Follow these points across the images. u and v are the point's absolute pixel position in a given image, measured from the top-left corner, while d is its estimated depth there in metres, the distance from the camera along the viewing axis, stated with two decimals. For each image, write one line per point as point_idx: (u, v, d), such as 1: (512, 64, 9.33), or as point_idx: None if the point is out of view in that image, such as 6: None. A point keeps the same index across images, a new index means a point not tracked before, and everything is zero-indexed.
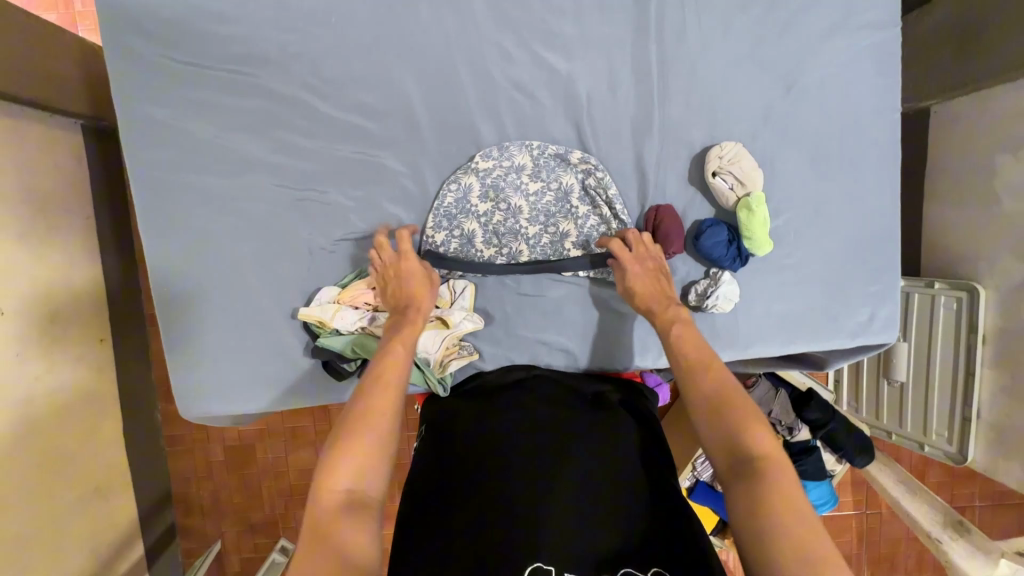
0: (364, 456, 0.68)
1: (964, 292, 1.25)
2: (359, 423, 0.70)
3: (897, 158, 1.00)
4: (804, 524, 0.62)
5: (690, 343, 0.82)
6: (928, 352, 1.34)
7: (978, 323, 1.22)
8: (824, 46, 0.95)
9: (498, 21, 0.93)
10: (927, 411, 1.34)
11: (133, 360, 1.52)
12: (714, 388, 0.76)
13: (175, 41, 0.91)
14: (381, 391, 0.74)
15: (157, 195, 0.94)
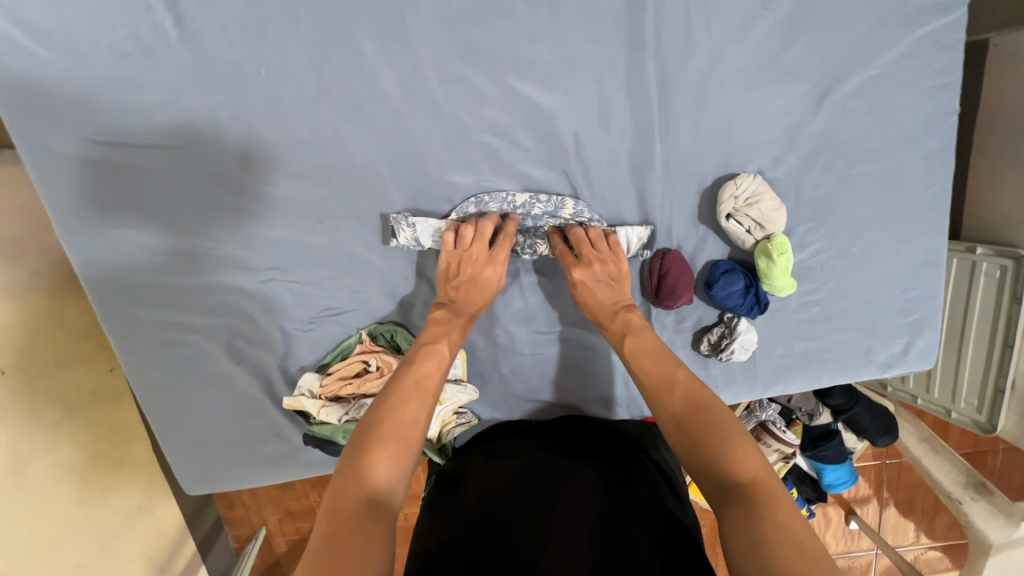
0: (407, 444, 0.65)
1: (1009, 259, 1.11)
2: (400, 413, 0.67)
3: (945, 168, 0.85)
4: (802, 541, 0.52)
5: (652, 359, 0.75)
6: (964, 322, 1.22)
7: (1022, 292, 1.09)
8: (863, 44, 0.78)
9: (462, 51, 0.76)
10: (958, 378, 1.25)
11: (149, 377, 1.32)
12: (680, 406, 0.68)
13: (87, 121, 0.77)
14: (422, 386, 0.71)
15: (107, 292, 0.85)
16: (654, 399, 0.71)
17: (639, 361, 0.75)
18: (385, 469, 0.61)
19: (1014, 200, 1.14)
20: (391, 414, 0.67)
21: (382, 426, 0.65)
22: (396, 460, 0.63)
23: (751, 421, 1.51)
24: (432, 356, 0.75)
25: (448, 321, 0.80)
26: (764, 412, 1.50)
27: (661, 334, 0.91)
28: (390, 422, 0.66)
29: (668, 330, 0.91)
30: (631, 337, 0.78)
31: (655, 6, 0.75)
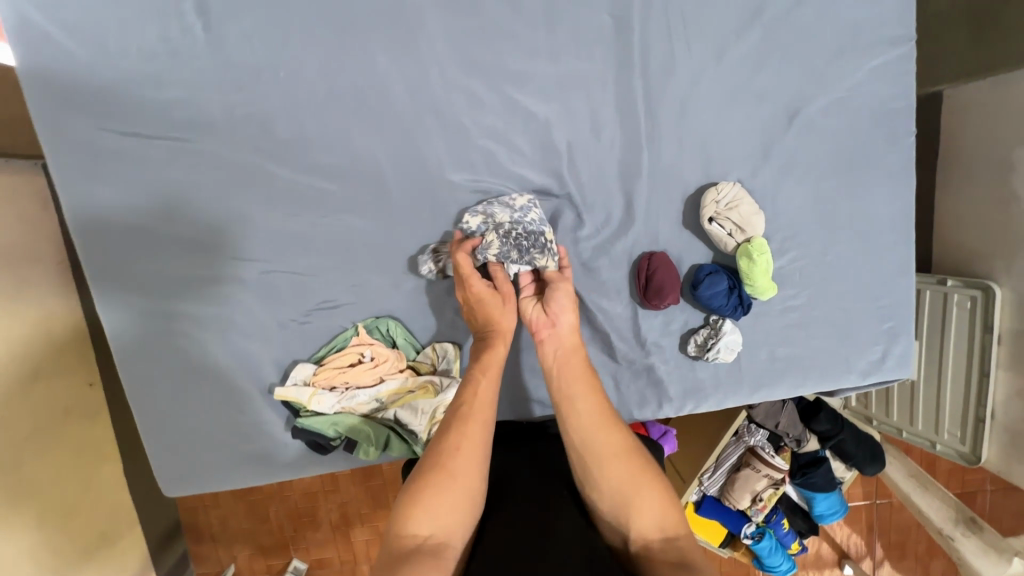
0: (455, 475, 0.67)
1: (979, 290, 1.19)
2: (449, 445, 0.68)
3: (909, 186, 0.92)
4: None
5: (584, 389, 0.76)
6: (942, 352, 1.28)
7: (993, 322, 1.16)
8: (829, 71, 0.86)
9: (466, 63, 0.83)
10: (940, 410, 1.29)
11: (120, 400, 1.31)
12: (603, 447, 0.72)
13: (110, 112, 0.82)
14: (467, 412, 0.72)
15: (107, 277, 0.87)
16: (578, 434, 0.73)
17: (567, 392, 0.76)
18: (438, 505, 0.64)
19: (984, 233, 1.23)
20: (439, 448, 0.69)
21: (428, 463, 0.67)
22: (447, 493, 0.65)
23: (741, 447, 1.53)
24: (476, 379, 0.75)
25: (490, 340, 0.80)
26: (753, 437, 1.53)
27: (649, 336, 0.94)
28: (441, 455, 0.68)
29: (656, 332, 0.94)
30: (562, 363, 0.79)
31: (641, 32, 0.83)
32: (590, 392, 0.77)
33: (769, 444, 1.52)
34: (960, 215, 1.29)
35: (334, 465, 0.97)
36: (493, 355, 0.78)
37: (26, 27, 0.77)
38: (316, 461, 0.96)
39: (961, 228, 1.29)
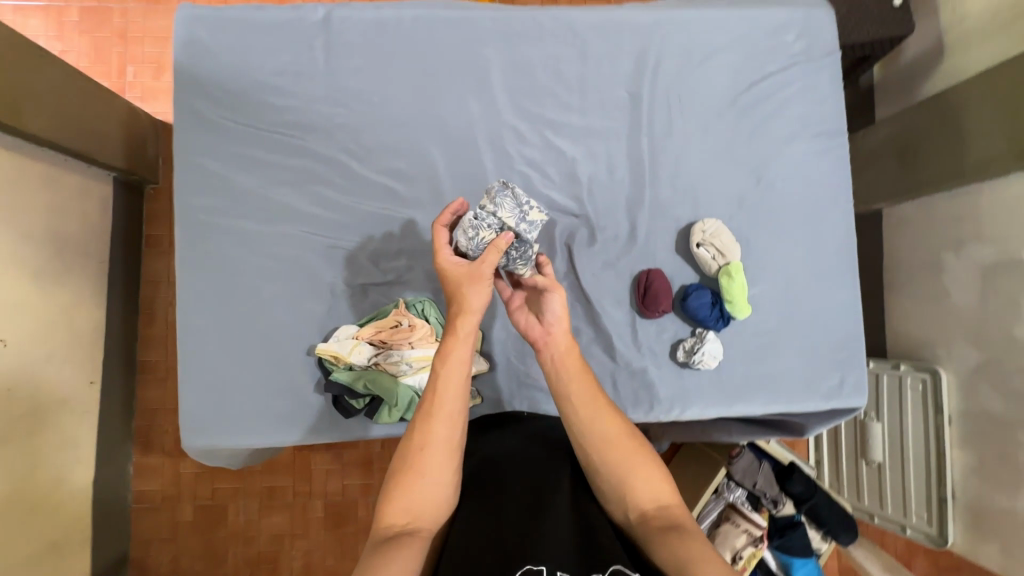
0: (425, 470, 0.76)
1: (927, 374, 1.40)
2: (413, 449, 0.77)
3: (853, 244, 1.15)
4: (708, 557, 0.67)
5: (585, 386, 0.80)
6: (903, 431, 1.45)
7: (943, 404, 1.36)
8: (787, 148, 1.15)
9: (516, 109, 1.11)
10: (907, 492, 1.44)
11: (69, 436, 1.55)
12: (599, 443, 0.78)
13: (236, 107, 1.06)
14: (433, 413, 0.78)
15: (195, 232, 1.04)
16: (580, 429, 0.79)
17: (570, 392, 0.80)
18: (416, 494, 0.75)
19: (940, 324, 1.44)
20: (410, 447, 0.77)
21: (403, 458, 0.77)
22: (420, 485, 0.76)
23: (720, 503, 1.58)
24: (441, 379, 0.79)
25: (450, 335, 0.80)
26: (732, 494, 1.59)
27: (644, 340, 1.10)
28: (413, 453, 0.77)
29: (650, 337, 1.11)
30: (564, 366, 0.81)
31: (648, 105, 1.13)
32: (588, 391, 0.80)
33: (748, 503, 1.58)
34: (911, 310, 1.54)
35: (350, 431, 1.05)
36: (457, 352, 0.79)
37: (195, 45, 1.04)
38: (336, 425, 1.04)
39: (918, 320, 1.51)
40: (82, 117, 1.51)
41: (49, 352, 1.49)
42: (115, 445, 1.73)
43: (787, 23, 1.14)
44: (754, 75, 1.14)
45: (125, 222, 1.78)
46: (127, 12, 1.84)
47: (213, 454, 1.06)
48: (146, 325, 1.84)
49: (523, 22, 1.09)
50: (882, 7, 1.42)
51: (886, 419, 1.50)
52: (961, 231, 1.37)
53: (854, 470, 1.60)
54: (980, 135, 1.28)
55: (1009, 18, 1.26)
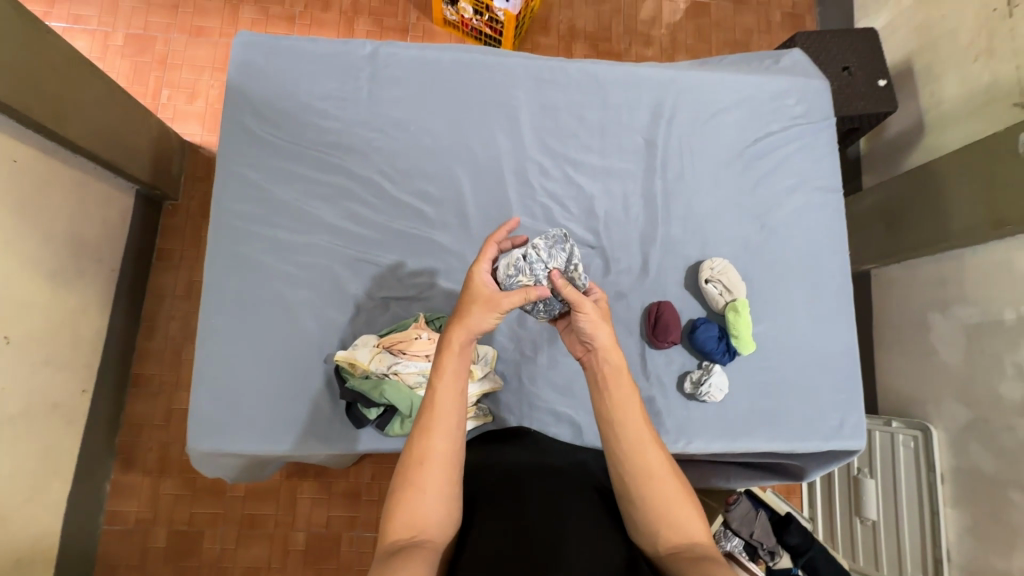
0: (425, 485, 0.73)
1: (919, 431, 1.42)
2: (415, 458, 0.74)
3: (848, 291, 1.23)
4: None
5: (635, 412, 0.78)
6: (895, 487, 1.46)
7: (936, 463, 1.38)
8: (788, 198, 1.24)
9: (541, 146, 1.21)
10: (901, 551, 1.43)
11: (53, 447, 1.43)
12: (638, 473, 0.75)
13: (282, 125, 1.13)
14: (431, 425, 0.75)
15: (230, 236, 1.08)
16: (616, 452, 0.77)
17: (616, 416, 0.78)
18: (416, 511, 0.72)
19: (927, 381, 1.49)
20: (410, 458, 0.74)
21: (403, 471, 0.74)
22: (420, 501, 0.72)
23: None
24: (437, 390, 0.77)
25: (444, 346, 0.78)
26: (729, 543, 1.54)
27: (652, 369, 1.14)
28: (412, 467, 0.74)
29: (658, 367, 1.15)
30: (614, 390, 0.79)
31: (662, 152, 1.23)
32: (636, 417, 0.78)
33: (744, 553, 1.54)
34: (900, 365, 1.58)
35: (359, 442, 1.04)
36: (451, 363, 0.77)
37: (250, 66, 1.13)
38: (346, 435, 1.04)
39: (908, 377, 1.55)
40: (113, 125, 1.46)
41: (51, 363, 1.42)
42: (93, 464, 1.56)
43: (787, 89, 1.26)
44: (758, 132, 1.25)
45: (139, 235, 1.69)
46: (170, 41, 1.82)
47: (215, 457, 1.04)
48: (146, 339, 1.69)
49: (552, 69, 1.20)
50: (870, 86, 1.57)
51: (880, 476, 1.50)
52: (947, 292, 1.45)
53: (848, 528, 1.58)
54: (959, 206, 1.39)
55: (980, 104, 1.42)
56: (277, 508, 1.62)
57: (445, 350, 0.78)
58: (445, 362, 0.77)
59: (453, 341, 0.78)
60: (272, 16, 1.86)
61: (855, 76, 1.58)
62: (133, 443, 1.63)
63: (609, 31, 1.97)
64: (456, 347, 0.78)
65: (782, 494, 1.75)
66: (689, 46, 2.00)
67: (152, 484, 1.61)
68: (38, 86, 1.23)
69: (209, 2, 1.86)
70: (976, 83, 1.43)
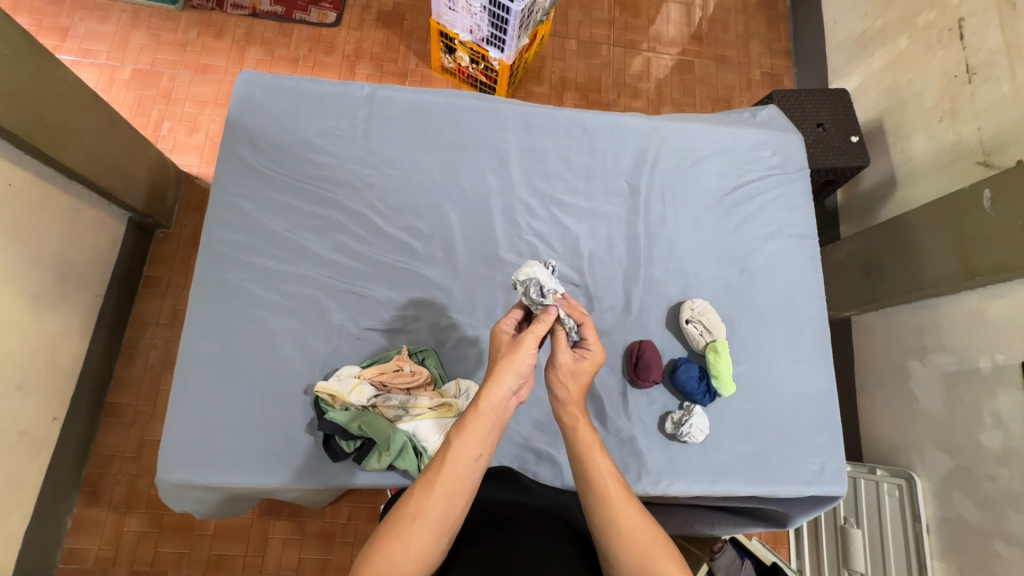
0: (411, 542, 0.69)
1: (903, 479, 1.42)
2: (407, 512, 0.70)
3: (826, 336, 1.25)
4: None
5: (606, 464, 0.79)
6: (881, 538, 1.43)
7: (920, 512, 1.36)
8: (766, 244, 1.28)
9: (529, 187, 1.25)
10: None
11: (16, 477, 1.37)
12: (614, 525, 0.74)
13: (278, 158, 1.17)
14: (435, 481, 0.72)
15: (218, 264, 1.09)
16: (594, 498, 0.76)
17: (587, 469, 0.78)
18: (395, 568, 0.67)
19: (909, 430, 1.49)
20: (402, 511, 0.70)
21: (390, 523, 0.70)
22: (400, 557, 0.68)
23: None
24: (455, 450, 0.74)
25: (475, 409, 0.77)
26: None
27: (634, 408, 1.15)
28: (402, 519, 0.70)
29: (640, 406, 1.15)
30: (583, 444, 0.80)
31: (645, 197, 1.28)
32: (609, 470, 0.78)
33: None
34: (883, 413, 1.59)
35: (335, 476, 1.02)
36: (477, 427, 0.76)
37: (250, 102, 1.18)
38: (322, 469, 1.02)
39: (890, 424, 1.56)
40: (112, 153, 1.49)
41: (23, 388, 1.38)
42: (56, 496, 1.49)
43: (764, 141, 1.33)
44: (737, 180, 1.31)
45: (128, 261, 1.69)
46: (175, 77, 1.89)
47: (184, 490, 1.01)
48: (124, 366, 1.67)
49: (541, 115, 1.27)
50: (843, 141, 1.66)
51: (866, 526, 1.48)
52: (923, 339, 1.48)
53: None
54: (930, 258, 1.44)
55: (946, 161, 1.50)
56: (247, 548, 1.56)
57: (473, 413, 0.76)
58: (469, 423, 0.76)
59: (485, 406, 0.76)
60: (277, 58, 1.95)
61: (828, 132, 1.67)
62: (100, 476, 1.57)
63: (598, 83, 2.08)
64: (487, 413, 0.77)
65: (769, 544, 1.71)
66: (674, 99, 2.10)
67: (116, 521, 1.54)
68: (41, 114, 1.26)
69: (217, 42, 1.94)
70: (942, 142, 1.52)
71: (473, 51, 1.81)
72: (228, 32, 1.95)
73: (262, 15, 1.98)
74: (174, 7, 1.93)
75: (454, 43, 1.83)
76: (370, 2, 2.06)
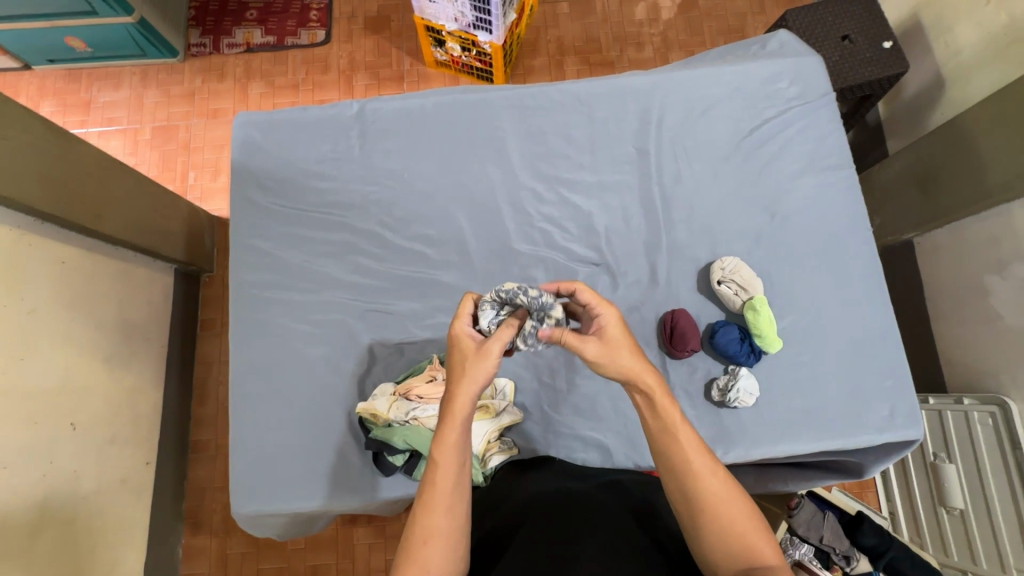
0: (430, 565, 0.69)
1: (995, 406, 1.26)
2: (417, 539, 0.70)
3: (879, 271, 1.16)
4: (762, 557, 0.68)
5: (724, 490, 0.71)
6: (979, 472, 1.28)
7: (1019, 437, 1.20)
8: (796, 183, 1.19)
9: (532, 172, 1.22)
10: (999, 542, 1.23)
11: (124, 521, 1.50)
12: (743, 568, 0.67)
13: (285, 193, 1.20)
14: (432, 500, 0.72)
15: (249, 306, 1.14)
16: (662, 448, 0.73)
17: (707, 508, 0.70)
18: None
19: (993, 352, 1.34)
20: (412, 538, 0.70)
21: (405, 551, 0.70)
22: None
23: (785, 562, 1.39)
24: (437, 464, 0.73)
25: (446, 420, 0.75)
26: (798, 551, 1.41)
27: (676, 380, 1.12)
28: (415, 547, 0.70)
29: (682, 377, 1.12)
30: (700, 480, 0.70)
31: (655, 159, 1.21)
32: (728, 493, 0.71)
33: (816, 560, 1.40)
34: (961, 337, 1.44)
35: (390, 488, 1.06)
36: (451, 437, 0.74)
37: (250, 143, 1.20)
38: (378, 483, 1.06)
39: (968, 348, 1.42)
40: (144, 213, 1.56)
41: (114, 442, 1.49)
42: (164, 530, 1.63)
43: (778, 72, 1.22)
44: (754, 121, 1.21)
45: (182, 310, 1.79)
46: (191, 127, 1.97)
47: (259, 521, 1.08)
48: (198, 406, 1.79)
49: (534, 96, 1.22)
50: (874, 50, 1.49)
51: (960, 460, 1.33)
52: (999, 252, 1.32)
53: (935, 522, 1.41)
54: (997, 158, 1.28)
55: (1000, 46, 1.32)
56: (336, 556, 1.65)
57: (448, 423, 0.75)
58: (445, 435, 0.74)
59: (455, 413, 0.75)
60: (278, 87, 1.99)
61: (856, 43, 1.50)
62: (198, 507, 1.71)
63: (598, 42, 1.98)
64: (459, 418, 0.75)
65: (853, 492, 1.62)
66: (681, 41, 1.97)
67: (220, 544, 1.68)
68: (75, 190, 1.34)
69: (221, 84, 2.00)
70: (992, 26, 1.33)
71: (462, 39, 1.76)
72: (229, 72, 2.00)
73: (256, 48, 2.01)
74: (176, 59, 1.99)
75: (442, 35, 1.79)
76: (355, 12, 2.05)
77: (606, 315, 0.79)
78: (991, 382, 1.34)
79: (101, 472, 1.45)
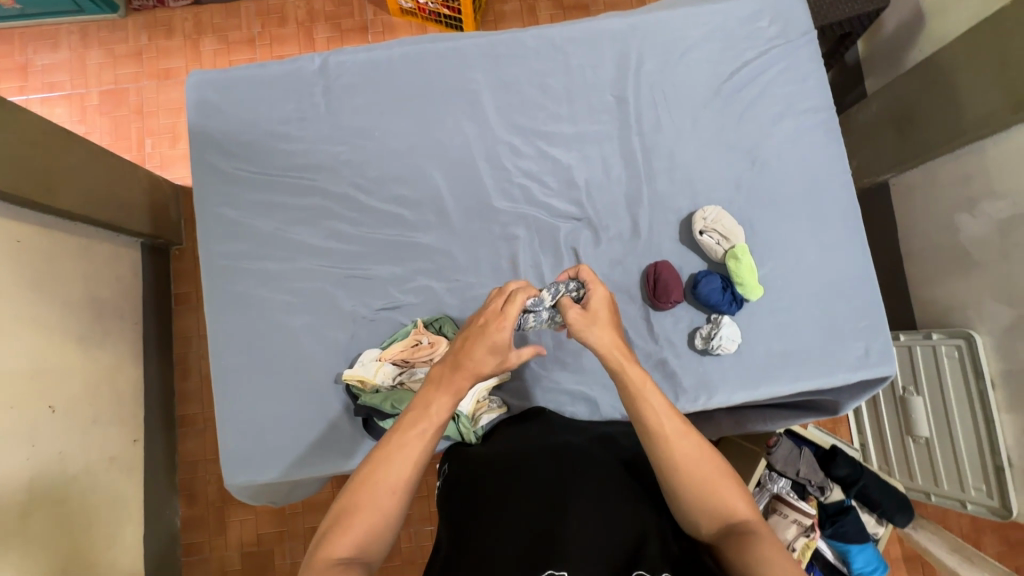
0: (374, 509, 0.70)
1: (961, 340, 1.31)
2: (368, 481, 0.71)
3: (856, 212, 1.16)
4: (735, 512, 0.70)
5: (695, 449, 0.73)
6: (945, 403, 1.35)
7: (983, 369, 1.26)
8: (776, 127, 1.17)
9: (508, 126, 1.17)
10: (960, 465, 1.32)
11: (118, 498, 1.50)
12: (719, 522, 0.70)
13: (250, 157, 1.13)
14: (395, 448, 0.74)
15: (222, 277, 1.11)
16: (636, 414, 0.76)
17: (678, 469, 0.72)
18: (357, 529, 0.69)
19: (962, 288, 1.38)
20: (363, 478, 0.72)
21: (352, 489, 0.71)
22: (363, 520, 0.69)
23: (764, 495, 1.45)
24: (412, 420, 0.76)
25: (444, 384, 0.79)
26: (776, 485, 1.47)
27: (660, 330, 1.13)
28: (360, 486, 0.71)
29: (666, 327, 1.13)
30: (672, 444, 0.73)
31: (634, 106, 1.17)
32: (701, 454, 0.73)
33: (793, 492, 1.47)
34: (932, 275, 1.48)
35: None
36: (439, 401, 0.78)
37: (207, 105, 1.13)
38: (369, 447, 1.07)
39: (939, 286, 1.46)
40: (101, 186, 1.47)
41: (97, 423, 1.47)
42: (160, 504, 1.64)
43: (759, 10, 1.18)
44: (734, 63, 1.17)
45: (154, 285, 1.73)
46: (141, 90, 1.84)
47: (253, 491, 1.08)
48: (181, 382, 1.76)
49: (506, 43, 1.16)
50: None
51: (927, 393, 1.40)
52: (971, 190, 1.33)
53: (903, 451, 1.49)
54: (974, 94, 1.27)
55: None
56: None
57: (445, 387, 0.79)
58: (438, 399, 0.78)
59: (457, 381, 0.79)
60: (232, 43, 1.85)
61: None
62: (192, 479, 1.72)
63: None
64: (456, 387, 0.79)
65: (827, 427, 1.68)
66: None
67: (217, 514, 1.70)
68: (21, 163, 1.25)
69: (169, 41, 1.85)
70: None
71: None
72: (177, 28, 1.86)
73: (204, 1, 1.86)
74: (117, 15, 1.84)
75: None
76: None
77: (594, 293, 0.87)
78: (959, 317, 1.39)
79: (87, 452, 1.43)
